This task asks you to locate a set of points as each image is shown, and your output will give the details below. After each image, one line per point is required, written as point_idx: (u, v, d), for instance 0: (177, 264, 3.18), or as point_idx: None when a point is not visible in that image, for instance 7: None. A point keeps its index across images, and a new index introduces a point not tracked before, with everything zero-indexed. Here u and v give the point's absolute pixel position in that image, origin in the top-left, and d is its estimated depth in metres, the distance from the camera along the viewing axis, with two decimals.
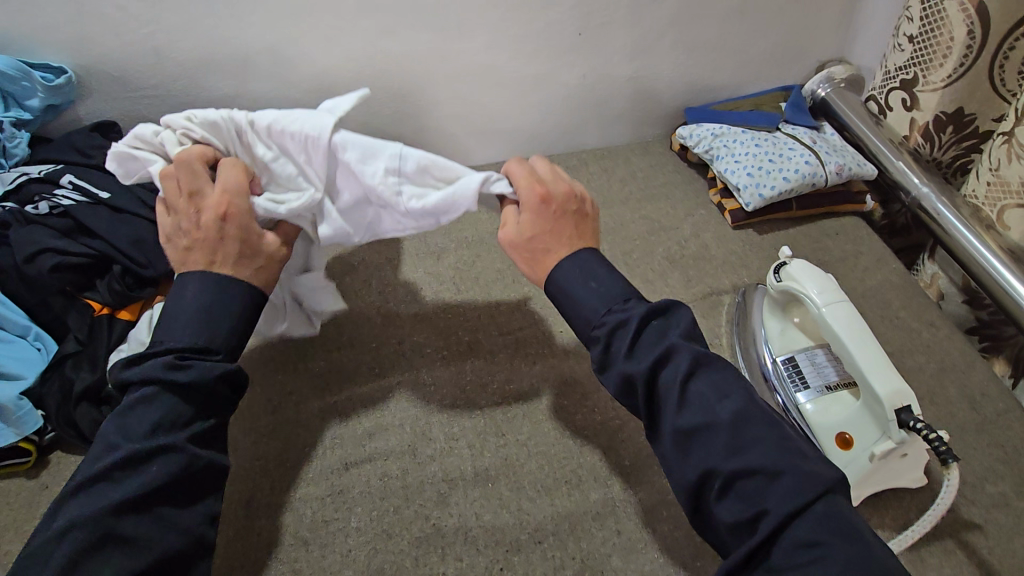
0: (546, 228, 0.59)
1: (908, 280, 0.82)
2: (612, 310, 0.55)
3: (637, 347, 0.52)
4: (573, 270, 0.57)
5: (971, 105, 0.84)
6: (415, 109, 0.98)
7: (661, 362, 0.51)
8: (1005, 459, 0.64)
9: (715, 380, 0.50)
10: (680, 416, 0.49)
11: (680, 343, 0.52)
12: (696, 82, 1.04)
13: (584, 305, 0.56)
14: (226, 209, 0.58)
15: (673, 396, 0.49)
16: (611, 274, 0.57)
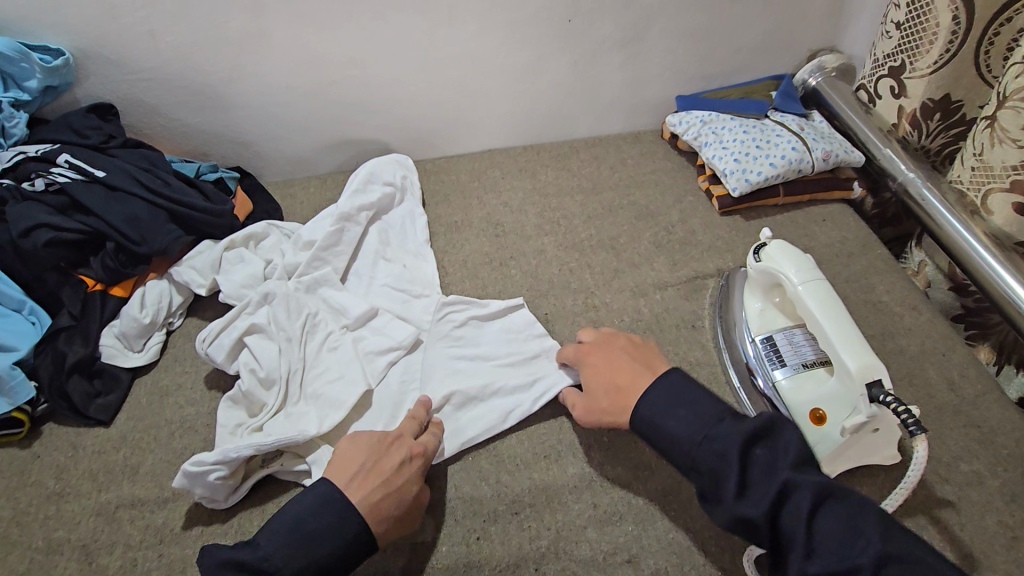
0: (620, 377, 0.62)
1: (891, 265, 0.82)
2: (710, 439, 0.51)
3: (748, 491, 0.48)
4: (660, 399, 0.56)
5: (957, 93, 0.84)
6: (407, 95, 0.99)
7: (780, 499, 0.47)
8: (981, 439, 0.63)
9: (836, 512, 0.46)
10: (805, 557, 0.45)
11: (795, 475, 0.48)
12: (687, 71, 1.05)
13: (680, 438, 0.53)
14: (418, 451, 0.62)
15: (799, 541, 0.46)
16: (702, 396, 0.55)
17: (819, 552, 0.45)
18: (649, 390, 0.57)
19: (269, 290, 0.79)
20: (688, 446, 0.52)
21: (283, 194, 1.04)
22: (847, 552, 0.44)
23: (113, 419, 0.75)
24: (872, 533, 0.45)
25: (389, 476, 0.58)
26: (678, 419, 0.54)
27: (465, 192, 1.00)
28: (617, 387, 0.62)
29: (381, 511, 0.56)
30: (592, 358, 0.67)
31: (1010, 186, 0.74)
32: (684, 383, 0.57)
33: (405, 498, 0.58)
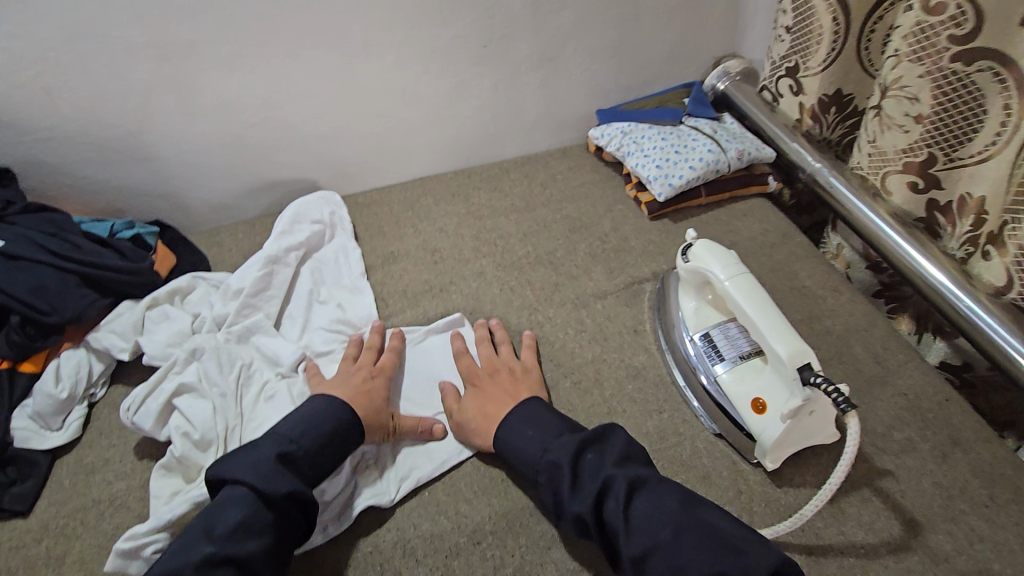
0: (494, 405, 0.68)
1: (811, 251, 0.87)
2: (548, 449, 0.60)
3: (576, 487, 0.56)
4: (513, 425, 0.64)
5: (847, 87, 0.91)
6: (329, 131, 0.98)
7: (601, 492, 0.54)
8: (909, 406, 0.67)
9: (650, 501, 0.53)
10: (628, 541, 0.51)
11: (617, 469, 0.55)
12: (603, 86, 1.09)
13: (525, 451, 0.61)
14: (382, 372, 0.73)
15: (621, 528, 0.52)
16: (557, 421, 0.64)
17: (637, 534, 0.51)
18: (514, 418, 0.65)
19: (197, 346, 0.75)
20: (536, 456, 0.61)
21: (209, 243, 1.00)
22: (655, 529, 0.51)
23: (32, 508, 0.68)
24: (679, 515, 0.52)
25: (363, 387, 0.70)
26: (529, 438, 0.62)
27: (399, 223, 0.99)
28: (489, 415, 0.67)
29: (360, 407, 0.67)
30: (480, 389, 0.70)
31: (903, 167, 0.80)
32: (543, 411, 0.65)
33: (371, 400, 0.69)
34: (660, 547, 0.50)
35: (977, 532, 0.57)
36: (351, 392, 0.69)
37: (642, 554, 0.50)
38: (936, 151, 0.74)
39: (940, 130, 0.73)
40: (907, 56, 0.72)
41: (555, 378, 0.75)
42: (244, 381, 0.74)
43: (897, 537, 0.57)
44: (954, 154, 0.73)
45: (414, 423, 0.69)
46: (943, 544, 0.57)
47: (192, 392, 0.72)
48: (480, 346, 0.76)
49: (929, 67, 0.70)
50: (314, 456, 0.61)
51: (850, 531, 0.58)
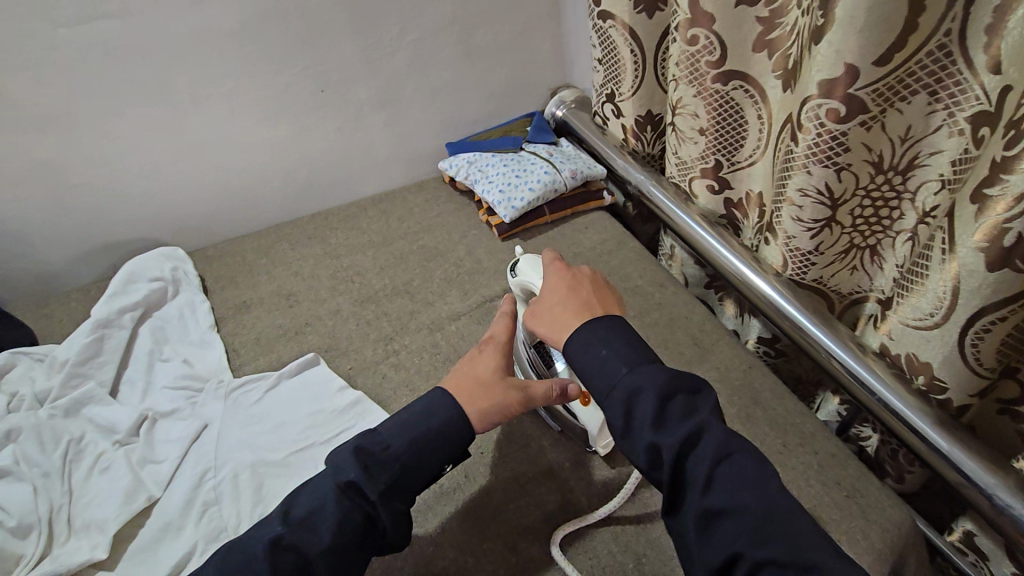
0: (569, 308, 0.59)
1: (642, 253, 0.96)
2: (631, 373, 0.51)
3: (662, 425, 0.48)
4: (594, 342, 0.55)
5: (655, 107, 1.03)
6: (165, 184, 0.95)
7: (690, 437, 0.48)
8: (717, 377, 0.75)
9: (721, 456, 0.47)
10: (704, 492, 0.46)
11: (712, 422, 0.49)
12: (450, 120, 1.15)
13: (603, 372, 0.53)
14: (489, 342, 0.63)
15: (699, 477, 0.46)
16: (635, 340, 0.55)
17: (718, 495, 0.46)
18: (603, 324, 0.56)
19: (13, 426, 0.69)
20: (612, 377, 0.52)
21: (36, 316, 0.92)
22: (736, 496, 0.45)
23: None
24: (773, 488, 0.46)
25: (474, 369, 0.60)
26: (606, 358, 0.54)
27: (252, 270, 0.98)
28: (581, 316, 0.58)
29: (475, 397, 0.58)
30: (559, 279, 0.62)
31: (702, 173, 0.92)
32: (622, 327, 0.56)
33: (482, 379, 0.59)
34: (741, 512, 0.45)
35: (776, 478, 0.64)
36: (470, 382, 0.59)
37: (720, 511, 0.45)
38: (721, 158, 0.87)
39: (720, 140, 0.85)
40: (684, 79, 0.82)
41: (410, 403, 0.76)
42: (75, 456, 0.69)
43: None
44: (734, 159, 0.86)
45: (543, 387, 0.61)
46: None
47: (10, 478, 0.66)
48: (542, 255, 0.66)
49: (700, 87, 0.81)
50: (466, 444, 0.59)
51: None
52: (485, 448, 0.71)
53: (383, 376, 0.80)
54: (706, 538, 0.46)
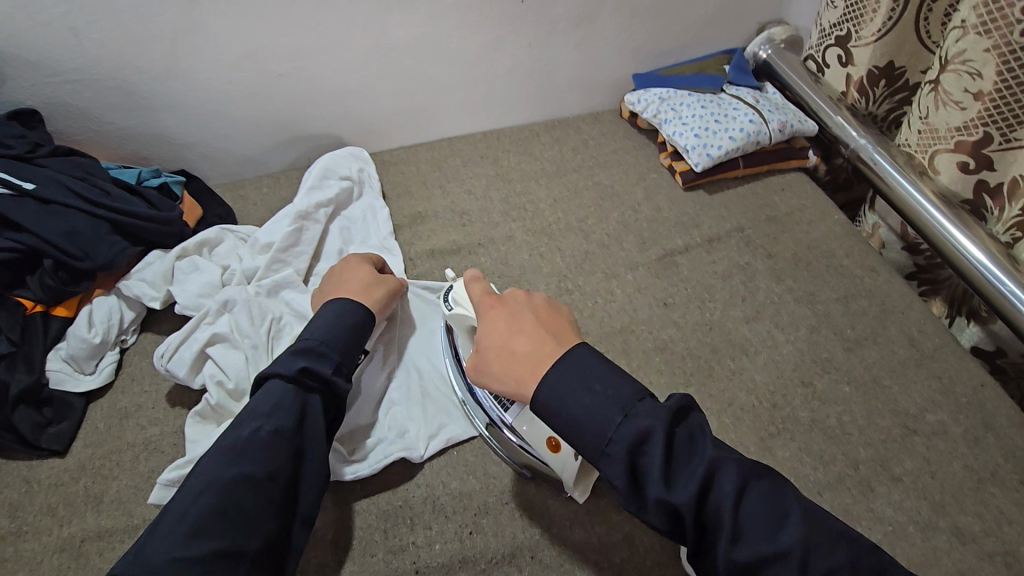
0: (529, 348, 0.52)
1: (850, 230, 0.86)
2: (627, 420, 0.44)
3: (671, 475, 0.43)
4: (569, 387, 0.47)
5: (900, 59, 0.87)
6: (357, 85, 0.95)
7: (707, 482, 0.42)
8: (942, 389, 0.69)
9: (765, 494, 0.43)
10: (744, 545, 0.41)
11: (719, 456, 0.44)
12: (642, 48, 1.05)
13: (590, 419, 0.45)
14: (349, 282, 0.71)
15: (727, 524, 0.41)
16: (618, 373, 0.48)
17: (780, 558, 0.40)
18: (554, 376, 0.48)
19: (228, 297, 0.75)
20: (605, 426, 0.45)
21: (235, 196, 1.00)
22: (772, 534, 0.41)
23: (69, 448, 0.70)
24: (796, 513, 0.42)
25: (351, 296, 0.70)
26: (596, 396, 0.46)
27: (427, 182, 0.98)
28: (518, 351, 0.52)
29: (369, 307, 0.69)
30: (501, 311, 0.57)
31: (954, 146, 0.77)
32: (597, 362, 0.48)
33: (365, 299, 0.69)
34: (784, 556, 0.40)
35: (1005, 514, 0.60)
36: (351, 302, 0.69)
37: (756, 562, 0.41)
38: (992, 131, 0.72)
39: (1001, 108, 0.70)
40: (974, 29, 0.68)
41: None
42: (278, 334, 0.75)
43: (925, 517, 0.60)
44: (1011, 134, 0.71)
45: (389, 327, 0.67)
46: (972, 525, 0.59)
47: (225, 341, 0.72)
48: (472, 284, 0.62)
49: (998, 40, 0.67)
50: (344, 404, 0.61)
51: (880, 508, 0.60)
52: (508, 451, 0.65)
53: None
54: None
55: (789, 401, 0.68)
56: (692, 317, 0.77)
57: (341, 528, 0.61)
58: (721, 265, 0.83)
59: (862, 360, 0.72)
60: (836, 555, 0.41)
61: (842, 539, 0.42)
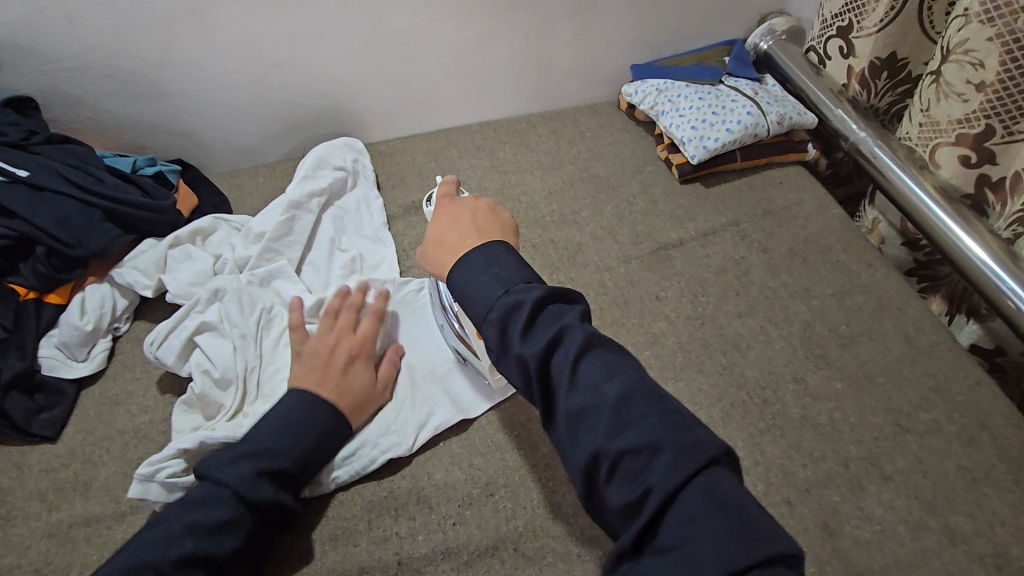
0: (454, 233, 0.56)
1: (848, 225, 0.85)
2: (510, 292, 0.47)
3: (529, 334, 0.45)
4: (468, 270, 0.50)
5: (903, 50, 0.85)
6: (352, 74, 0.94)
7: (554, 344, 0.44)
8: (937, 387, 0.68)
9: (606, 359, 0.44)
10: (568, 397, 0.43)
11: (574, 324, 0.45)
12: (641, 39, 1.03)
13: (479, 293, 0.49)
14: (358, 352, 0.68)
15: (564, 379, 0.43)
16: (518, 261, 0.50)
17: (602, 413, 0.42)
18: (466, 256, 0.51)
19: (220, 286, 0.75)
20: (488, 298, 0.48)
21: (230, 185, 1.00)
22: (600, 386, 0.42)
23: (60, 434, 0.70)
24: (635, 379, 0.43)
25: (342, 379, 0.65)
26: (492, 276, 0.49)
27: (422, 173, 0.98)
28: (444, 240, 0.56)
29: (348, 408, 0.64)
30: (442, 210, 0.60)
31: (956, 140, 0.76)
32: (506, 254, 0.51)
33: (354, 397, 0.65)
34: (603, 404, 0.42)
35: (998, 515, 0.59)
36: (335, 392, 0.64)
37: (582, 410, 0.42)
38: (995, 123, 0.70)
39: (1004, 99, 0.68)
40: (977, 17, 0.67)
41: None
42: (268, 326, 0.75)
43: (915, 517, 0.59)
44: (1014, 126, 0.69)
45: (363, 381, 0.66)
46: (962, 526, 0.58)
47: (214, 334, 0.72)
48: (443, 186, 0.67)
49: (1001, 29, 0.65)
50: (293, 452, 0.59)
51: (869, 507, 0.60)
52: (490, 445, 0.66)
53: None
54: (574, 438, 0.42)
55: (780, 397, 0.68)
56: (684, 311, 0.76)
57: (325, 518, 0.62)
58: (716, 259, 0.82)
59: (856, 356, 0.71)
60: (651, 416, 0.41)
61: (663, 404, 0.42)
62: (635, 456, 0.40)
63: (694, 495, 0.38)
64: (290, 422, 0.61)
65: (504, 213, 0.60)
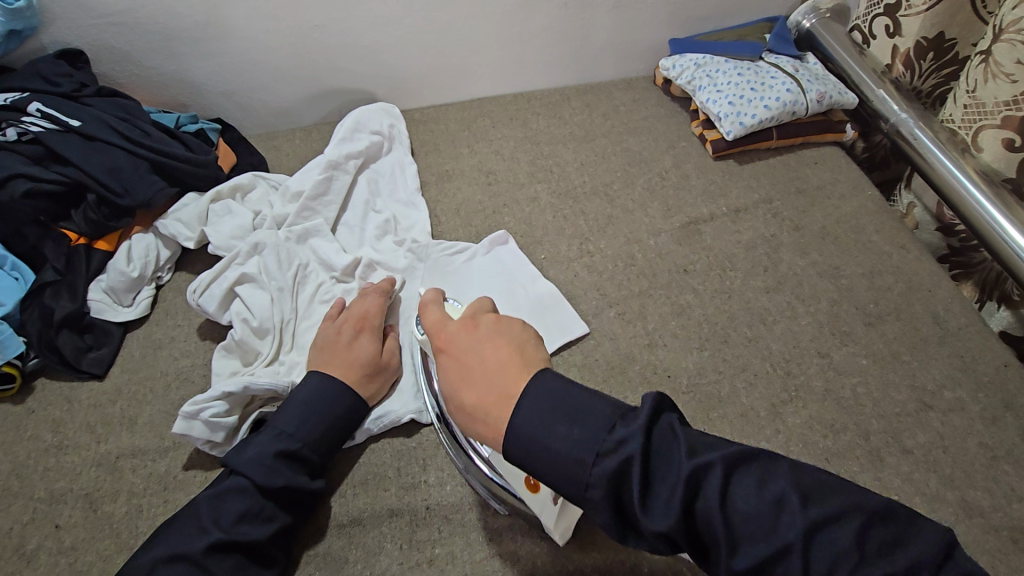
0: (494, 372, 0.46)
1: (882, 206, 0.84)
2: (604, 453, 0.39)
3: (649, 498, 0.38)
4: (531, 418, 0.42)
5: (951, 30, 0.83)
6: (392, 40, 0.95)
7: (693, 492, 0.37)
8: (965, 368, 0.68)
9: (753, 483, 0.37)
10: (744, 552, 0.35)
11: (705, 454, 0.38)
12: (681, 13, 1.02)
13: (562, 454, 0.40)
14: (364, 326, 0.69)
15: (720, 535, 0.36)
16: (591, 398, 0.42)
17: (797, 568, 0.34)
18: (524, 416, 0.42)
19: (259, 241, 0.78)
20: (576, 470, 0.40)
21: (267, 146, 1.02)
22: (770, 533, 0.35)
23: (107, 372, 0.74)
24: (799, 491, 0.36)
25: (349, 352, 0.66)
26: (565, 434, 0.41)
27: (454, 140, 0.99)
28: (466, 403, 0.46)
29: (356, 378, 0.65)
30: (446, 352, 0.50)
31: (1001, 122, 0.75)
32: (565, 389, 0.43)
33: (361, 366, 0.66)
34: (786, 553, 0.35)
35: (1017, 492, 0.60)
36: (342, 365, 0.65)
37: (757, 570, 0.35)
38: None
39: None
40: None
41: (599, 306, 0.75)
42: (304, 283, 0.77)
43: (934, 490, 0.60)
44: None
45: (368, 352, 0.67)
46: (981, 501, 0.59)
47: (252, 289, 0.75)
48: (425, 308, 0.57)
49: None
50: (320, 433, 0.61)
51: (888, 478, 0.60)
52: None
53: (575, 273, 0.79)
54: None
55: (804, 369, 0.68)
56: (712, 284, 0.77)
57: (356, 463, 0.65)
58: (746, 235, 0.82)
59: (883, 335, 0.71)
60: (837, 533, 0.35)
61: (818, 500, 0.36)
62: None
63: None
64: (325, 395, 0.62)
65: (516, 324, 0.49)
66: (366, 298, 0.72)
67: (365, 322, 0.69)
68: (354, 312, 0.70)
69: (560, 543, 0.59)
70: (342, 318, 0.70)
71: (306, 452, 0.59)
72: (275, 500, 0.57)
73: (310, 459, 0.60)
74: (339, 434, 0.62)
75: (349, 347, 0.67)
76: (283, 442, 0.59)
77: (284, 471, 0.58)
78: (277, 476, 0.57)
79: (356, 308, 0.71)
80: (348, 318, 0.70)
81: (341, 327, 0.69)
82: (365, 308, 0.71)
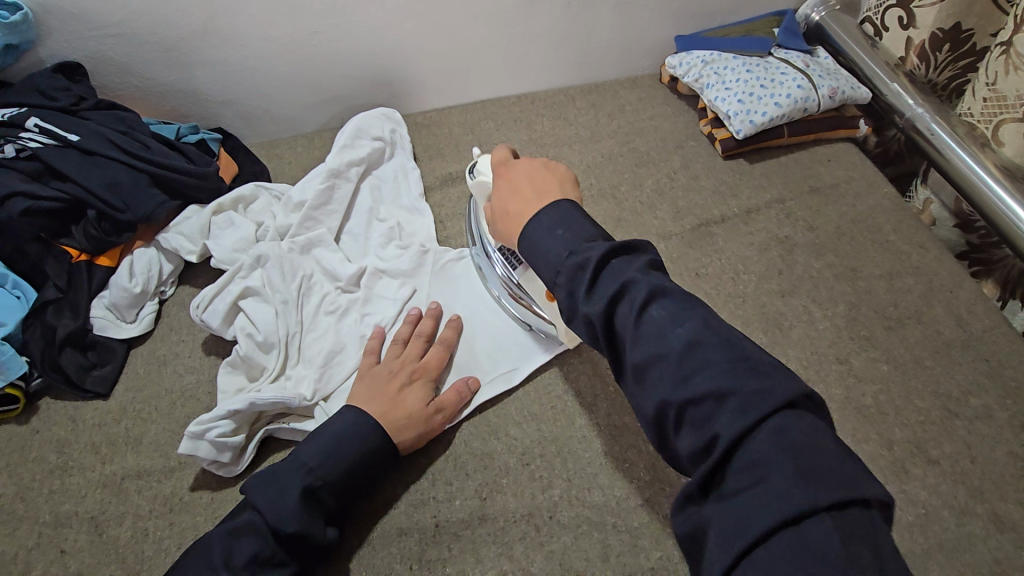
0: (540, 192, 0.52)
1: (898, 204, 0.82)
2: (573, 254, 0.45)
3: (594, 288, 0.43)
4: (540, 225, 0.48)
5: (968, 20, 0.80)
6: (394, 44, 0.94)
7: (619, 296, 0.42)
8: (989, 372, 0.66)
9: (675, 307, 0.41)
10: (632, 346, 0.40)
11: (642, 275, 0.42)
12: (687, 8, 1.00)
13: (546, 256, 0.46)
14: (420, 373, 0.66)
15: (630, 333, 0.41)
16: (585, 220, 0.47)
17: (668, 372, 0.38)
18: (534, 220, 0.48)
19: (262, 253, 0.76)
20: (554, 259, 0.46)
21: (269, 155, 1.00)
22: (664, 340, 0.39)
23: (112, 390, 0.73)
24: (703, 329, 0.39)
25: (397, 394, 0.63)
26: (557, 239, 0.46)
27: (458, 145, 0.97)
28: (512, 214, 0.52)
29: (394, 421, 0.61)
30: (505, 178, 0.56)
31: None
32: (570, 211, 0.48)
33: (406, 412, 0.62)
34: (667, 354, 0.39)
35: None
36: (385, 404, 0.62)
37: (646, 362, 0.40)
38: None
39: None
40: None
41: None
42: (310, 294, 0.76)
43: (961, 502, 0.58)
44: None
45: (415, 400, 0.63)
46: (1010, 512, 0.57)
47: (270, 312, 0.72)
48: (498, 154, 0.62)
49: None
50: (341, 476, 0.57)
51: (913, 491, 0.58)
52: (526, 420, 0.67)
53: None
54: (640, 388, 0.40)
55: (822, 376, 0.66)
56: (725, 288, 0.75)
57: None
58: (759, 237, 0.80)
59: (904, 339, 0.69)
60: (713, 365, 0.37)
61: (737, 349, 0.38)
62: (703, 403, 0.37)
63: (762, 439, 0.34)
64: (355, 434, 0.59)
65: (559, 165, 0.55)
66: (423, 344, 0.70)
67: (422, 368, 0.67)
68: (413, 356, 0.68)
69: (575, 561, 0.58)
70: (395, 358, 0.67)
71: (325, 492, 0.56)
72: (286, 541, 0.54)
73: (329, 503, 0.56)
74: (363, 476, 0.58)
75: (399, 390, 0.64)
76: (306, 478, 0.55)
77: (298, 515, 0.54)
78: (292, 519, 0.54)
79: (413, 351, 0.68)
80: (404, 357, 0.68)
81: (395, 366, 0.66)
82: (425, 357, 0.68)
